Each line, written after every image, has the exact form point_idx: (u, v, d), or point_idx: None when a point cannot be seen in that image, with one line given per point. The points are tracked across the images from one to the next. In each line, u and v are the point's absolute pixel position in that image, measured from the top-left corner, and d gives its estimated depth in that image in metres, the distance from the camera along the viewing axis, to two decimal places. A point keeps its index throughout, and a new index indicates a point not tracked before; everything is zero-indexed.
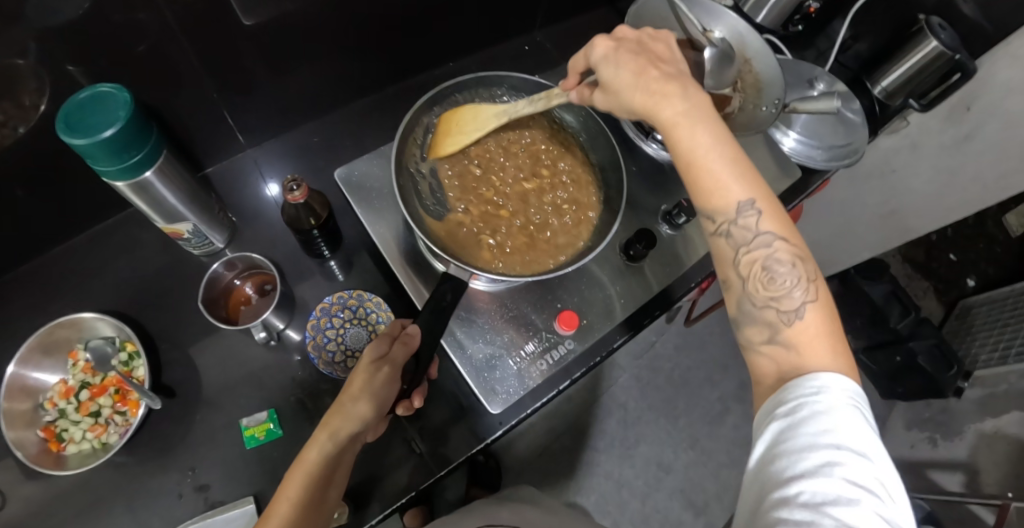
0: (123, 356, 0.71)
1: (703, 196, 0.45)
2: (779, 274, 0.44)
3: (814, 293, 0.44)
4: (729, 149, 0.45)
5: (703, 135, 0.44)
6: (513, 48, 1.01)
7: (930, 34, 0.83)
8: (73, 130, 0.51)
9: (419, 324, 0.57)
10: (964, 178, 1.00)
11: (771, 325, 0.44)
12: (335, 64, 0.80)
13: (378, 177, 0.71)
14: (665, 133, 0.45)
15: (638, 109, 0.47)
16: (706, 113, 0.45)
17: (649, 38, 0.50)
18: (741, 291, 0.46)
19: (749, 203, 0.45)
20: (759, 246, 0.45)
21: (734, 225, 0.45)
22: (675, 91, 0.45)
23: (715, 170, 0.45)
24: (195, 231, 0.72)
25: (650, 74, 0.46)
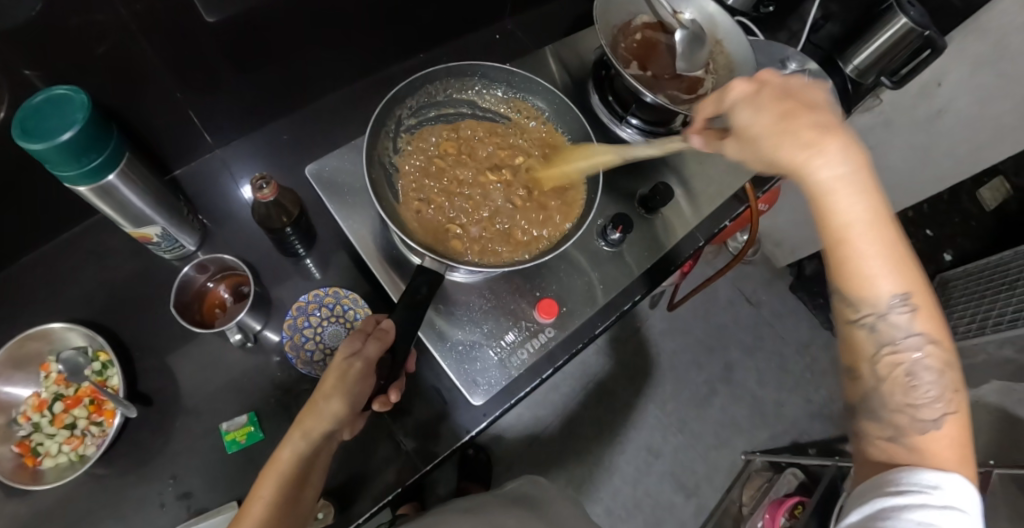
0: (96, 366, 0.70)
1: (850, 282, 0.44)
2: (921, 379, 0.44)
3: (950, 403, 0.44)
4: (886, 225, 0.43)
5: (858, 207, 0.42)
6: (484, 38, 1.00)
7: (900, 11, 0.83)
8: (30, 135, 0.50)
9: (395, 319, 0.56)
10: (938, 154, 1.02)
11: (898, 430, 0.44)
12: (303, 59, 0.79)
13: (350, 172, 0.70)
14: (816, 202, 0.43)
15: (782, 164, 0.44)
16: (866, 181, 0.43)
17: (799, 85, 0.46)
18: (873, 387, 0.46)
19: (900, 293, 0.43)
20: (905, 343, 0.44)
21: (882, 317, 0.44)
22: (827, 148, 0.42)
23: (870, 247, 0.43)
24: (164, 235, 0.70)
25: (799, 126, 0.43)
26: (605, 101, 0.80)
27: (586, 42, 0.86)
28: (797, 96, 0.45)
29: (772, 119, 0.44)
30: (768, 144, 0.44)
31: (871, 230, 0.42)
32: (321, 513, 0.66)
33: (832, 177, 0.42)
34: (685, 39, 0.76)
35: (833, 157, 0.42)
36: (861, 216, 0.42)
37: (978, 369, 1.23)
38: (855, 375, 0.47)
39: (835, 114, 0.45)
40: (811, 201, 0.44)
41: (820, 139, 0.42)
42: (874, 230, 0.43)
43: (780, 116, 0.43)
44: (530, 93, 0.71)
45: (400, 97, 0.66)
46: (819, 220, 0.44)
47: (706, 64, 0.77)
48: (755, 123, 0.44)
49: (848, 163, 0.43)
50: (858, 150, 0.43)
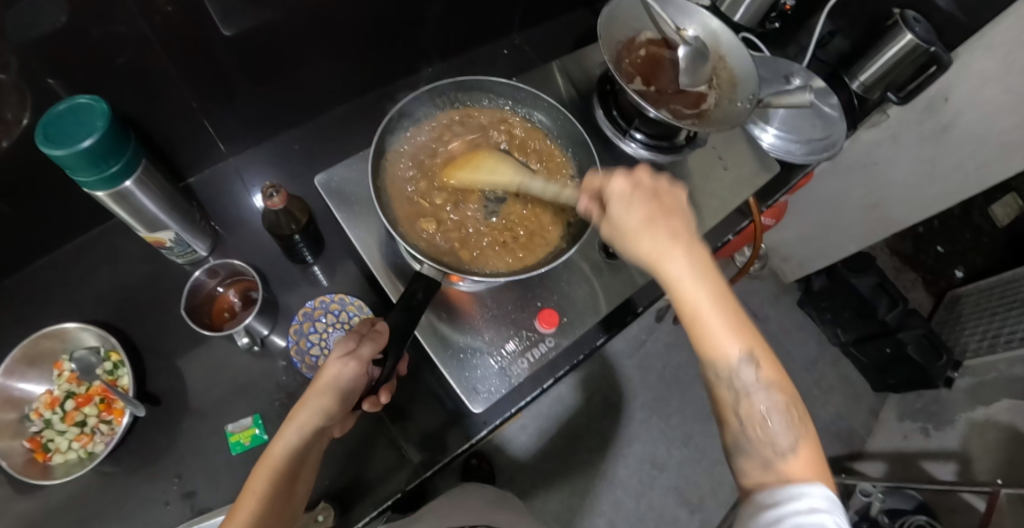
0: (108, 365, 0.72)
1: (701, 344, 0.45)
2: (772, 416, 0.44)
3: (798, 437, 0.43)
4: (725, 294, 0.46)
5: (701, 288, 0.46)
6: (492, 52, 1.02)
7: (904, 27, 0.84)
8: (52, 141, 0.52)
9: (390, 321, 0.58)
10: (944, 169, 1.01)
11: (767, 463, 0.42)
12: (315, 71, 0.81)
13: (357, 182, 0.72)
14: (670, 291, 0.47)
15: (645, 260, 0.47)
16: (704, 264, 0.47)
17: (664, 187, 0.50)
18: (737, 432, 0.45)
19: (743, 351, 0.45)
20: (749, 387, 0.44)
21: (734, 375, 0.44)
22: (675, 248, 0.47)
23: (712, 315, 0.45)
24: (177, 240, 0.72)
25: (660, 229, 0.47)
26: (609, 115, 0.81)
27: (592, 57, 0.87)
28: (659, 198, 0.49)
29: (639, 218, 0.48)
30: (631, 241, 0.48)
31: (715, 301, 0.46)
32: (321, 515, 0.65)
33: (679, 268, 0.46)
34: (688, 55, 0.77)
35: (677, 249, 0.47)
36: (705, 295, 0.46)
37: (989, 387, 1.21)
38: (722, 424, 0.46)
39: (690, 219, 0.49)
40: (664, 286, 0.47)
41: (671, 236, 0.47)
42: (717, 301, 0.46)
43: (644, 217, 0.48)
44: (535, 110, 0.73)
45: (411, 109, 0.68)
46: (670, 298, 0.47)
47: (710, 79, 0.78)
48: (626, 218, 0.48)
49: (691, 252, 0.47)
50: (700, 246, 0.48)
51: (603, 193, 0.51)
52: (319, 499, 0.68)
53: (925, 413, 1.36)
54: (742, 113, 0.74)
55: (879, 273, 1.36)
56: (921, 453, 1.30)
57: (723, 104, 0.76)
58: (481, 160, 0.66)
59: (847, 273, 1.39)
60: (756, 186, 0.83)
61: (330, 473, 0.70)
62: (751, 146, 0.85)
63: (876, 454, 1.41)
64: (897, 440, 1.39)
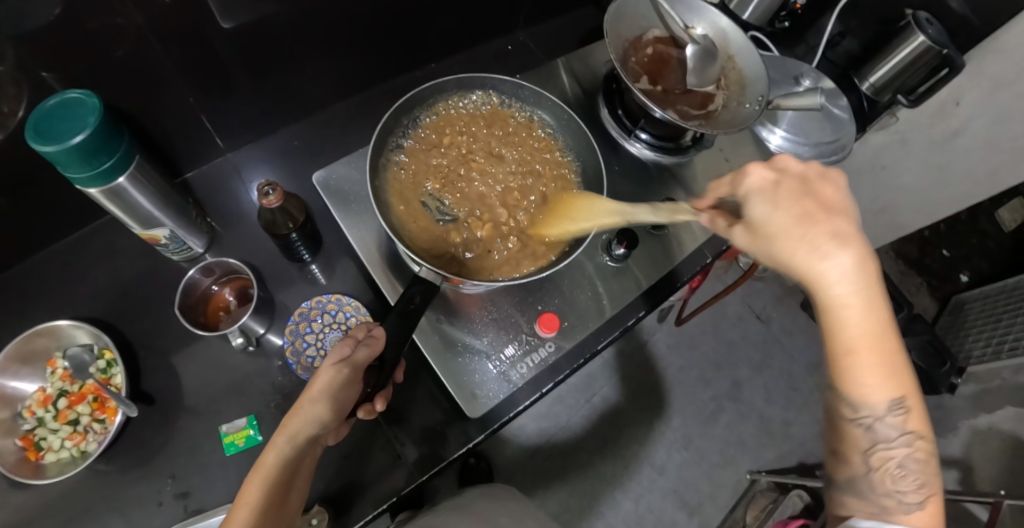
0: (101, 363, 0.71)
1: (846, 388, 0.40)
2: (906, 468, 0.42)
3: (929, 492, 0.41)
4: (889, 332, 0.40)
5: (865, 321, 0.39)
6: (496, 49, 1.01)
7: (917, 29, 0.82)
8: (43, 137, 0.50)
9: (385, 327, 0.56)
10: (954, 175, 1.00)
11: (882, 509, 0.41)
12: (315, 66, 0.80)
13: (356, 181, 0.70)
14: (823, 314, 0.40)
15: (789, 270, 0.40)
16: (869, 285, 0.39)
17: (814, 175, 0.42)
18: (861, 475, 0.43)
19: (891, 402, 0.40)
20: (887, 436, 0.41)
21: (875, 418, 0.41)
22: (840, 260, 0.38)
23: (869, 357, 0.40)
24: (172, 237, 0.71)
25: (816, 230, 0.39)
26: (614, 115, 0.80)
27: (598, 55, 0.86)
28: (813, 192, 0.41)
29: (790, 219, 0.39)
30: (783, 250, 0.39)
31: (877, 343, 0.40)
32: (315, 519, 0.66)
33: (845, 291, 0.39)
34: (696, 55, 0.76)
35: (845, 273, 0.38)
36: (871, 328, 0.39)
37: (993, 394, 1.22)
38: (840, 459, 0.44)
39: (853, 217, 0.40)
40: (819, 309, 0.40)
41: (838, 246, 0.38)
42: (875, 343, 0.40)
43: (801, 218, 0.39)
44: (536, 106, 0.72)
45: (410, 108, 0.67)
46: (826, 327, 0.40)
47: (718, 79, 0.77)
48: (771, 220, 0.40)
49: (860, 273, 0.39)
50: (870, 254, 0.39)
51: (737, 194, 0.41)
52: (315, 502, 0.68)
53: (928, 419, 1.34)
54: (750, 115, 0.73)
55: (886, 279, 1.36)
56: None
57: (732, 105, 0.75)
58: (577, 207, 0.62)
59: None
60: None
61: (325, 477, 0.69)
62: (758, 148, 0.84)
63: None
64: None
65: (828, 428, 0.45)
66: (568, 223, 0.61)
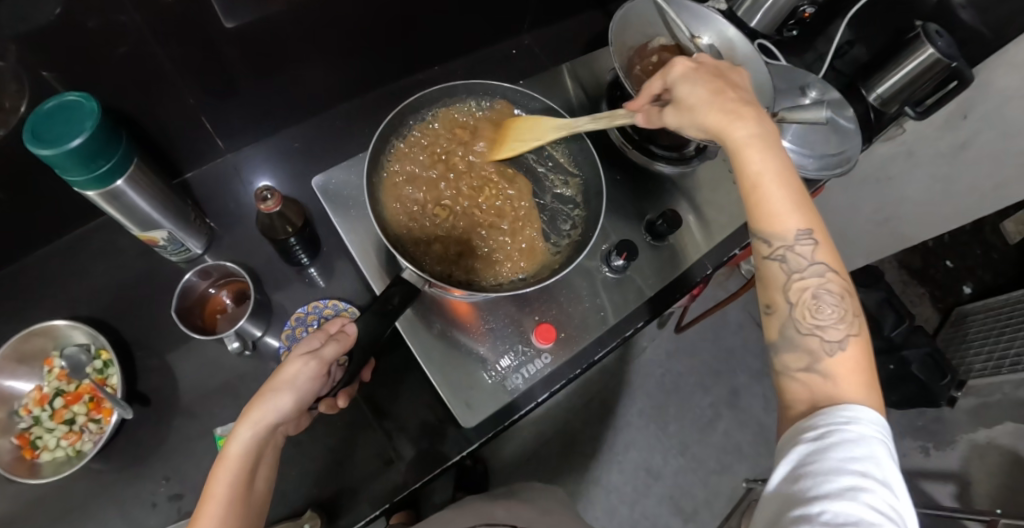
0: (97, 364, 0.71)
1: (762, 219, 0.47)
2: (827, 303, 0.45)
3: (850, 326, 0.45)
4: (791, 172, 0.47)
5: (767, 158, 0.47)
6: (501, 52, 1.00)
7: (927, 41, 0.81)
8: (41, 141, 0.50)
9: (359, 324, 0.55)
10: (960, 186, 0.99)
11: (811, 351, 0.44)
12: (317, 66, 0.79)
13: (355, 186, 0.70)
14: (734, 154, 0.48)
15: (710, 127, 0.49)
16: (772, 135, 0.48)
17: (727, 68, 0.53)
18: (787, 315, 0.46)
19: (801, 234, 0.46)
20: (807, 269, 0.46)
21: (788, 250, 0.46)
22: (746, 114, 0.48)
23: (774, 187, 0.46)
24: (171, 239, 0.71)
25: (727, 96, 0.49)
26: (617, 123, 0.79)
27: (603, 61, 0.85)
28: (724, 75, 0.52)
29: (705, 92, 0.50)
30: (705, 113, 0.49)
31: (780, 179, 0.46)
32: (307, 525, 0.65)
33: (746, 137, 0.47)
34: None
35: (747, 123, 0.48)
36: (772, 165, 0.47)
37: (993, 408, 1.22)
38: (768, 312, 0.48)
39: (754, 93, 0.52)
40: (732, 155, 0.48)
41: (740, 108, 0.48)
42: (785, 179, 0.46)
43: (712, 92, 0.50)
44: (538, 113, 0.70)
45: (413, 112, 0.67)
46: (734, 169, 0.48)
47: None
48: (692, 95, 0.50)
49: (764, 128, 0.48)
50: (768, 116, 0.49)
51: (667, 81, 0.53)
52: (306, 507, 0.68)
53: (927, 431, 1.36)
54: None
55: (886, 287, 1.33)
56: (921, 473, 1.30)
57: None
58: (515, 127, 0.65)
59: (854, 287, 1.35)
60: None
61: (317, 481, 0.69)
62: None
63: None
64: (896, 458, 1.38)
65: (756, 284, 0.49)
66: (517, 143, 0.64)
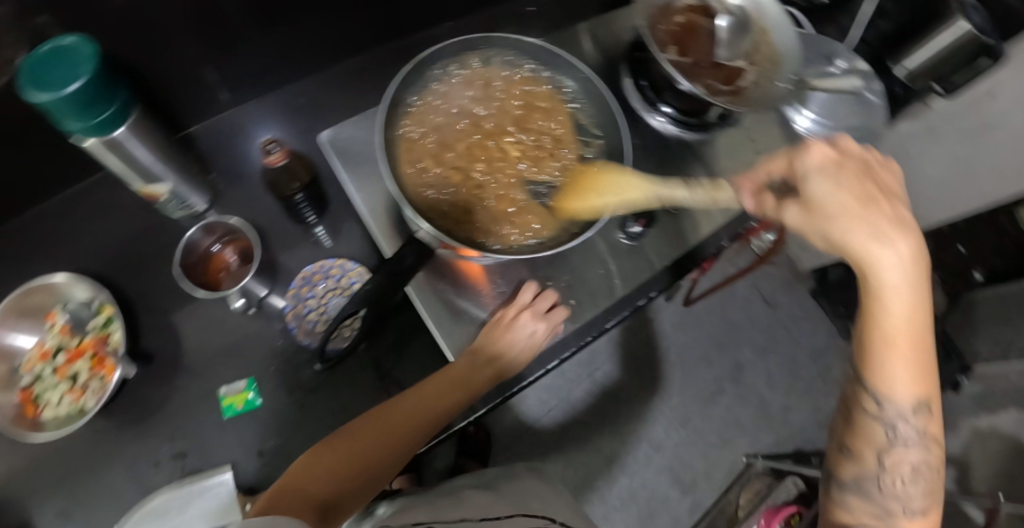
0: (100, 320, 0.69)
1: (879, 379, 0.40)
2: (918, 473, 0.42)
3: (931, 501, 0.42)
4: (933, 333, 0.40)
5: (914, 305, 0.39)
6: (517, 9, 0.96)
7: (960, 13, 0.76)
8: (36, 85, 0.48)
9: (369, 282, 0.54)
10: (981, 168, 0.95)
11: (885, 512, 0.41)
12: (324, 17, 0.75)
13: (364, 142, 0.68)
14: (871, 294, 0.40)
15: (854, 247, 0.40)
16: (920, 272, 0.39)
17: (874, 160, 0.44)
18: (870, 475, 0.42)
19: (917, 402, 0.40)
20: (907, 437, 0.41)
21: (898, 418, 0.41)
22: (900, 240, 0.39)
23: (905, 349, 0.39)
24: (174, 194, 0.69)
25: (876, 215, 0.40)
26: (637, 86, 0.76)
27: (623, 21, 0.81)
28: (873, 176, 0.42)
29: (851, 201, 0.40)
30: (842, 224, 0.40)
31: (916, 338, 0.39)
32: None
33: (896, 276, 0.39)
34: (727, 26, 0.72)
35: (897, 257, 0.39)
36: (915, 317, 0.39)
37: (997, 395, 1.21)
38: (846, 458, 0.43)
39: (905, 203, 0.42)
40: (862, 287, 0.40)
41: (893, 230, 0.40)
42: (918, 335, 0.39)
43: (859, 200, 0.41)
44: (559, 71, 0.68)
45: (431, 64, 0.64)
46: (867, 309, 0.40)
47: (748, 54, 0.72)
48: (834, 201, 0.41)
49: (914, 260, 0.39)
50: (921, 246, 0.40)
51: (797, 171, 0.43)
52: None
53: None
54: (781, 94, 0.69)
55: None
56: None
57: (762, 83, 0.71)
58: (598, 180, 0.58)
59: None
60: None
61: None
62: (784, 130, 0.79)
63: None
64: None
65: (841, 422, 0.44)
66: (596, 199, 0.57)
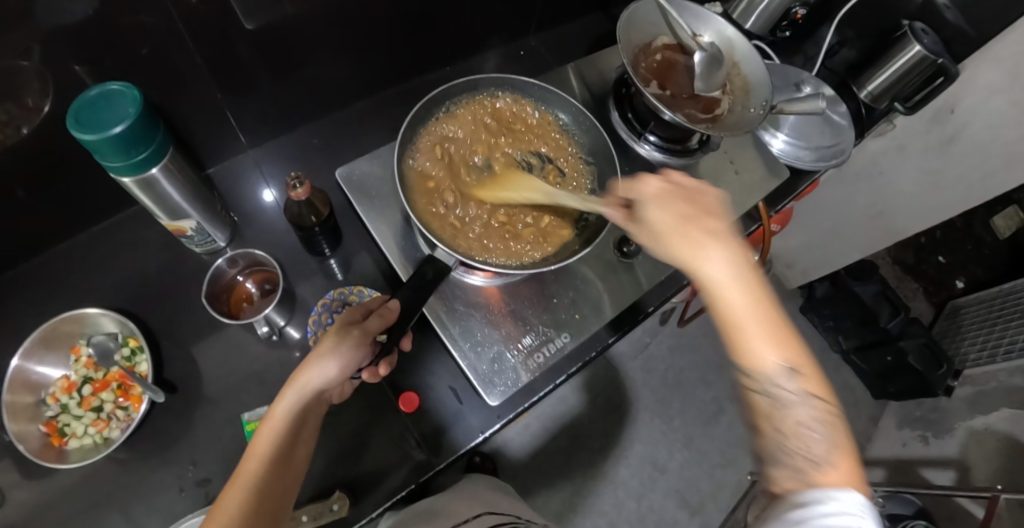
0: (126, 351, 0.73)
1: (738, 354, 0.42)
2: (815, 432, 0.41)
3: (840, 456, 0.40)
4: (765, 303, 0.43)
5: (742, 292, 0.43)
6: (509, 53, 1.03)
7: (912, 38, 0.85)
8: (84, 126, 0.53)
9: (400, 299, 0.59)
10: (948, 180, 1.02)
11: (800, 475, 0.39)
12: (334, 66, 0.82)
13: (377, 177, 0.73)
14: (710, 293, 0.44)
15: (679, 261, 0.46)
16: (739, 258, 0.45)
17: (695, 186, 0.49)
18: (774, 442, 0.42)
19: (784, 365, 0.42)
20: (789, 400, 0.41)
21: (774, 384, 0.42)
22: (709, 246, 0.45)
23: (753, 329, 0.42)
24: (198, 229, 0.74)
25: (693, 227, 0.46)
26: (625, 118, 0.83)
27: (608, 61, 0.89)
28: (696, 199, 0.48)
29: (673, 218, 0.47)
30: (665, 244, 0.47)
31: (756, 314, 0.43)
32: (336, 505, 0.64)
33: (715, 270, 0.44)
34: (702, 61, 0.78)
35: (718, 254, 0.45)
36: (749, 300, 0.43)
37: (989, 396, 1.25)
38: (757, 435, 0.43)
39: (724, 214, 0.48)
40: (703, 294, 0.45)
41: (705, 239, 0.46)
42: (756, 310, 0.43)
43: (679, 218, 0.47)
44: (553, 104, 0.74)
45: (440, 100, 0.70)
46: (710, 300, 0.44)
47: (724, 85, 0.79)
48: (656, 218, 0.48)
49: (731, 255, 0.45)
50: (742, 250, 0.46)
51: (633, 195, 0.50)
52: (334, 487, 0.67)
53: (925, 421, 1.39)
54: (755, 119, 0.76)
55: (882, 280, 1.37)
56: (921, 460, 1.32)
57: (737, 110, 0.78)
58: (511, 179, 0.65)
59: (848, 281, 1.39)
60: (764, 192, 0.84)
61: (342, 464, 0.69)
62: (762, 154, 0.86)
63: (876, 460, 1.43)
64: (896, 449, 1.41)
65: (743, 410, 0.45)
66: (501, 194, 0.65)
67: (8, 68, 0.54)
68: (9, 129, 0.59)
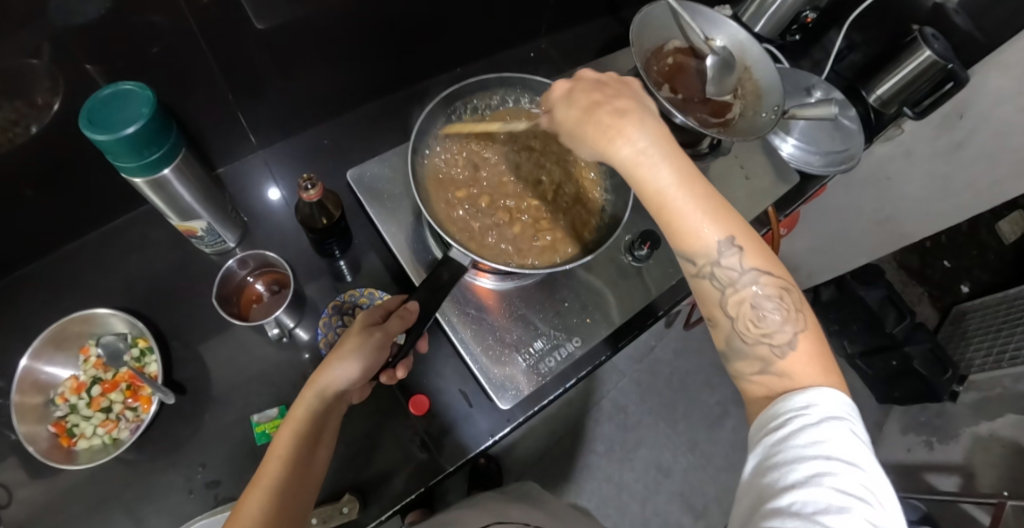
0: (135, 352, 0.73)
1: (682, 240, 0.47)
2: (765, 308, 0.47)
3: (796, 322, 0.46)
4: (694, 182, 0.47)
5: (665, 171, 0.46)
6: (520, 55, 1.03)
7: (923, 43, 0.85)
8: (97, 126, 0.52)
9: (418, 300, 0.59)
10: (956, 185, 1.00)
11: (762, 358, 0.46)
12: (345, 66, 0.82)
13: (388, 179, 0.73)
14: (633, 180, 0.47)
15: (595, 147, 0.48)
16: (666, 144, 0.47)
17: (608, 78, 0.52)
18: (731, 329, 0.48)
19: (726, 238, 0.46)
20: (739, 277, 0.47)
21: (716, 263, 0.47)
22: (628, 129, 0.47)
23: (690, 207, 0.46)
24: (209, 229, 0.73)
25: (599, 111, 0.48)
26: None
27: (619, 64, 0.89)
28: (604, 87, 0.51)
29: (579, 110, 0.49)
30: (581, 136, 0.49)
31: (688, 195, 0.46)
32: (346, 507, 0.65)
33: (635, 152, 0.46)
34: (714, 65, 0.79)
35: (633, 133, 0.47)
36: (676, 183, 0.46)
37: (994, 402, 1.25)
38: (714, 323, 0.49)
39: (638, 100, 0.50)
40: (628, 179, 0.48)
41: (617, 122, 0.47)
42: (683, 191, 0.46)
43: (584, 108, 0.49)
44: None
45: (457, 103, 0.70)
46: (637, 189, 0.47)
47: (735, 89, 0.79)
48: (569, 113, 0.50)
49: (655, 137, 0.47)
50: (653, 124, 0.48)
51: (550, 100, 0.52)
52: (344, 489, 0.67)
53: (930, 426, 1.39)
54: (767, 124, 0.76)
55: (888, 285, 1.37)
56: (923, 465, 1.35)
57: (748, 114, 0.78)
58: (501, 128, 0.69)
59: (856, 286, 1.37)
60: (775, 197, 0.85)
61: (351, 466, 0.69)
62: (771, 158, 0.86)
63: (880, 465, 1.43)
64: (900, 453, 1.41)
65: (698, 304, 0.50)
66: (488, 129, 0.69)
67: (19, 66, 0.54)
68: (19, 127, 0.59)
